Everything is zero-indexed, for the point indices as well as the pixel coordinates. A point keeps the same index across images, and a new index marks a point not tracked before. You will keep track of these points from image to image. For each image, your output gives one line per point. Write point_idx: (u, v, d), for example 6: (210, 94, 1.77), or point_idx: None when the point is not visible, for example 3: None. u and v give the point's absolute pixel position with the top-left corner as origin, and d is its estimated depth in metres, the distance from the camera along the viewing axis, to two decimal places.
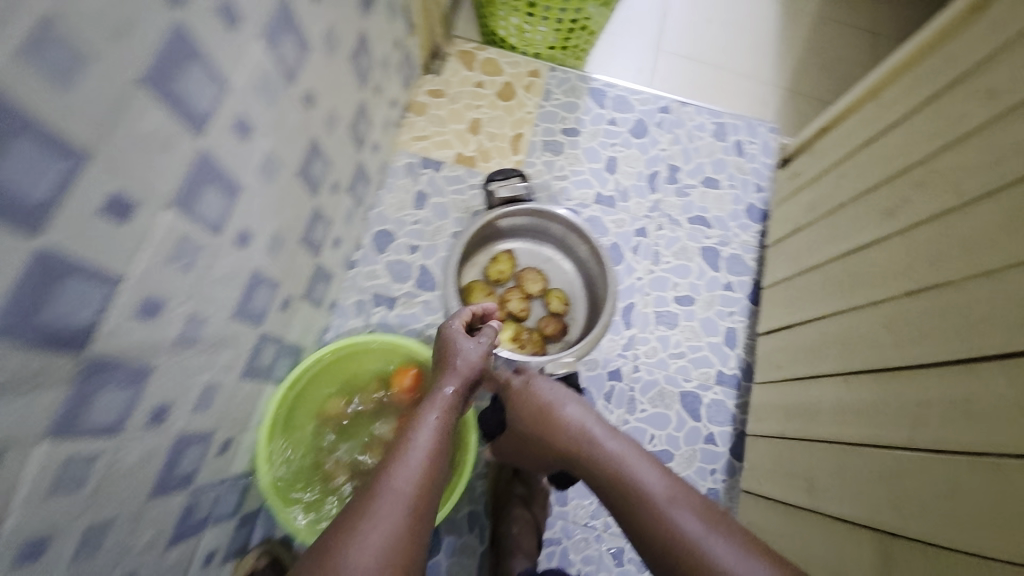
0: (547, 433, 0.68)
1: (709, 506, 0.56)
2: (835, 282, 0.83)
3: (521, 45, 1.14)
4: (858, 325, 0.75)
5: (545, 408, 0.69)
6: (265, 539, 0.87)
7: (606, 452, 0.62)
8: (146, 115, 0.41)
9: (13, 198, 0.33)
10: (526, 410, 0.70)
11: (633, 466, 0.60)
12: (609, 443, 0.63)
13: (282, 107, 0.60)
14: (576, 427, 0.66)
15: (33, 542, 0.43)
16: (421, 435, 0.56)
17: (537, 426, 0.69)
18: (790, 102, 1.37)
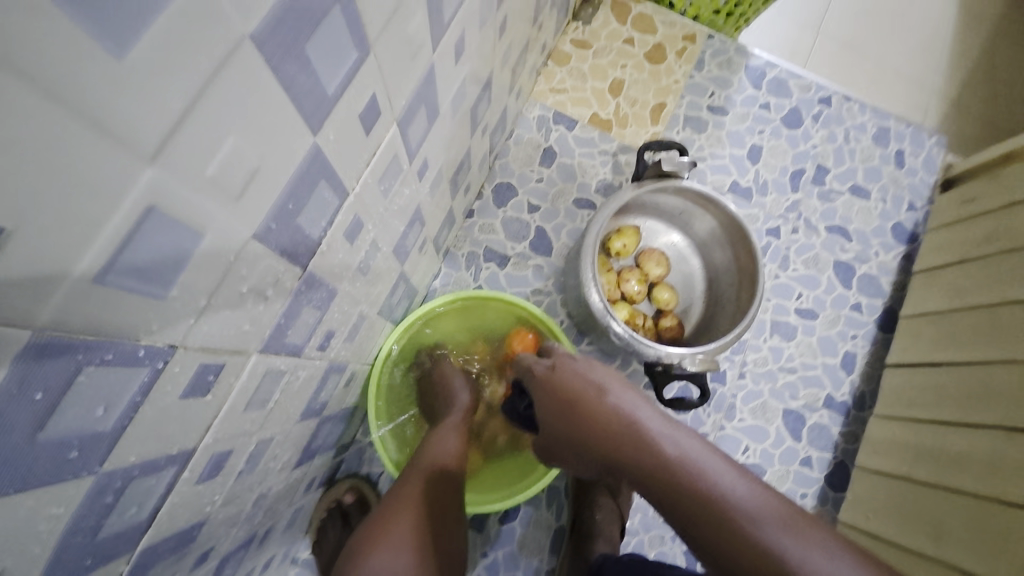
0: (577, 425, 0.51)
1: (798, 513, 0.39)
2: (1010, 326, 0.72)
3: (682, 5, 1.02)
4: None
5: (580, 393, 0.52)
6: (351, 472, 0.83)
7: (657, 447, 0.45)
8: (415, 14, 0.35)
9: (315, 87, 0.28)
10: (551, 398, 0.54)
11: (698, 463, 0.43)
12: (659, 433, 0.46)
13: (485, 32, 0.54)
14: (620, 414, 0.49)
15: (219, 458, 0.38)
16: None
17: (568, 415, 0.52)
18: (952, 117, 1.23)
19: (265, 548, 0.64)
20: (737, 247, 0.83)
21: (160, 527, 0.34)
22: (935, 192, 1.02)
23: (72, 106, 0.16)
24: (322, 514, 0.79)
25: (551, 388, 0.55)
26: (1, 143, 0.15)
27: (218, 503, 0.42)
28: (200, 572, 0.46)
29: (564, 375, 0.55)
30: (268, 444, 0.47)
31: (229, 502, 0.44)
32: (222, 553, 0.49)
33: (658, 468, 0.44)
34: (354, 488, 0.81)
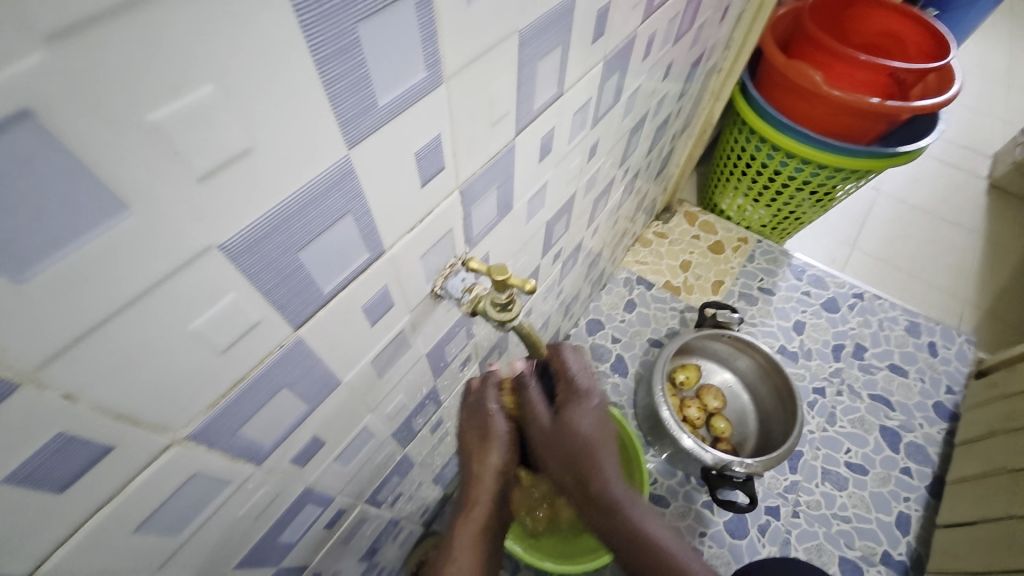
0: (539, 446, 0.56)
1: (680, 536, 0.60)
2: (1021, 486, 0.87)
3: (738, 218, 1.42)
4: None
5: (585, 451, 0.55)
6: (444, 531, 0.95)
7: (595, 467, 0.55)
8: (584, 214, 0.74)
9: (550, 238, 0.64)
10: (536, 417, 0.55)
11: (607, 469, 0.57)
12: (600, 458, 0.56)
13: (605, 222, 0.94)
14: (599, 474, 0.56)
15: (439, 420, 0.65)
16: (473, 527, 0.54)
17: (570, 467, 0.56)
18: (990, 321, 1.42)
19: (392, 550, 0.82)
20: (774, 385, 1.06)
21: (414, 445, 0.61)
22: (970, 379, 1.18)
23: (514, 243, 0.53)
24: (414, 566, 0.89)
25: (549, 441, 0.54)
26: (502, 255, 0.51)
27: (420, 458, 0.67)
28: (386, 516, 0.68)
29: (569, 427, 0.54)
30: (445, 437, 0.73)
31: (421, 465, 0.69)
32: (394, 512, 0.71)
33: (619, 527, 0.57)
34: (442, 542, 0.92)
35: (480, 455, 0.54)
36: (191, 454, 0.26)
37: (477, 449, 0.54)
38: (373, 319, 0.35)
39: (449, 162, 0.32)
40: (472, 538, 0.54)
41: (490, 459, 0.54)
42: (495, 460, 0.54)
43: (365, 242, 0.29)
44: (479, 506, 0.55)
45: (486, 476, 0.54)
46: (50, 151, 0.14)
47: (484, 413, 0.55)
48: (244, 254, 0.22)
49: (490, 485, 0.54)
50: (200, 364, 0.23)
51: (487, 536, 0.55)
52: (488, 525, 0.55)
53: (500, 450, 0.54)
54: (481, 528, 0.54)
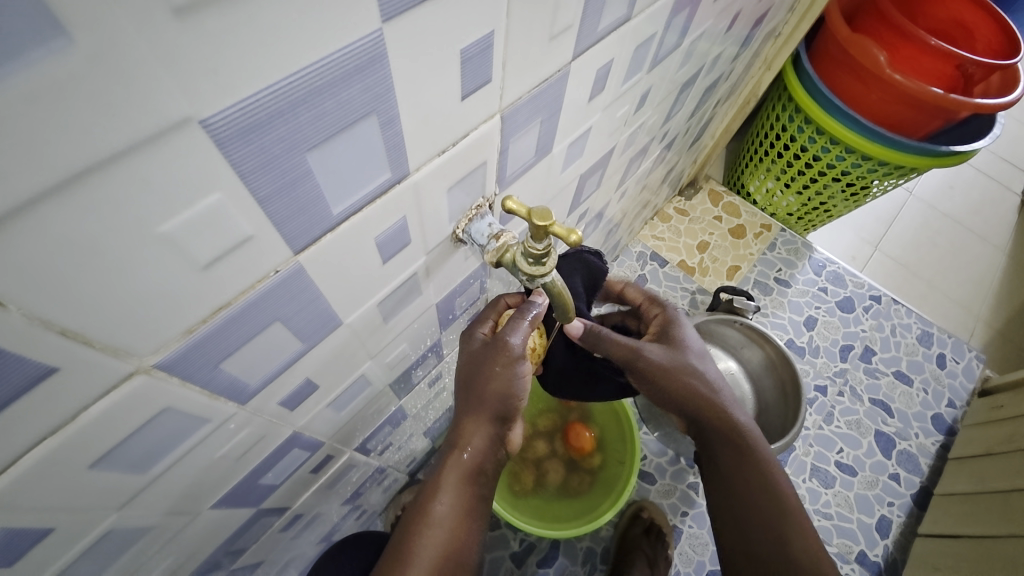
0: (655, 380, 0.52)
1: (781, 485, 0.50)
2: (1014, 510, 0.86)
3: (764, 203, 1.33)
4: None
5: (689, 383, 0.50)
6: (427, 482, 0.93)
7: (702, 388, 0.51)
8: (615, 175, 0.68)
9: (578, 195, 0.58)
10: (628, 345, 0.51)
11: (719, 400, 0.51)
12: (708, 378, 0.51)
13: (631, 190, 0.87)
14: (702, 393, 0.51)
15: (436, 377, 0.61)
16: (450, 482, 0.43)
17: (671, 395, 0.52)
18: (1001, 341, 1.39)
19: (374, 497, 0.81)
20: (778, 380, 1.04)
21: (409, 398, 0.58)
22: (974, 396, 1.15)
23: (544, 194, 0.47)
24: (396, 514, 0.89)
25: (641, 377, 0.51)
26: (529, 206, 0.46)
27: (414, 411, 0.64)
28: (372, 464, 0.66)
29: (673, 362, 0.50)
30: (441, 392, 0.69)
31: (413, 418, 0.66)
32: (381, 462, 0.69)
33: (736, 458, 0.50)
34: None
35: (478, 391, 0.44)
36: (159, 386, 0.22)
37: (472, 387, 0.44)
38: (386, 256, 0.30)
39: (496, 75, 0.26)
40: (461, 481, 0.43)
41: (483, 401, 0.44)
42: (493, 404, 0.44)
43: (387, 158, 0.23)
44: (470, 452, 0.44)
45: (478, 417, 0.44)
46: None
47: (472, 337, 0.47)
48: (235, 140, 0.16)
49: (485, 429, 0.44)
50: (173, 279, 0.18)
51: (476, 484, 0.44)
52: (481, 472, 0.45)
53: (500, 396, 0.43)
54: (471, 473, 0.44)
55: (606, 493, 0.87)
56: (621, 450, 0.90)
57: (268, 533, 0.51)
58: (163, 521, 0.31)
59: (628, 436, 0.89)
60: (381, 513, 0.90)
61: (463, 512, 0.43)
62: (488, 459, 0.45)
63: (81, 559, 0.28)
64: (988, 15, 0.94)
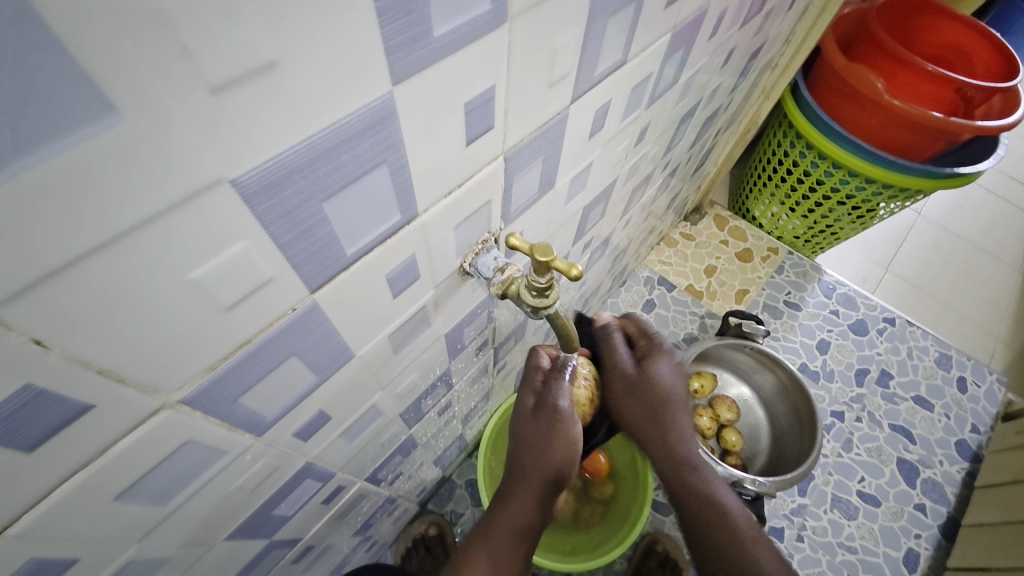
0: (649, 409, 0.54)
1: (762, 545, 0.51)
2: None
3: (770, 227, 1.34)
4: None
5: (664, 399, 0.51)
6: (438, 512, 0.92)
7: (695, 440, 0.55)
8: (618, 204, 0.69)
9: (582, 227, 0.60)
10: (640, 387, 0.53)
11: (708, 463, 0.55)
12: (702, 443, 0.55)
13: (635, 218, 0.89)
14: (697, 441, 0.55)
15: (444, 406, 0.61)
16: (500, 526, 0.48)
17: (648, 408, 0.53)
18: (1023, 362, 1.35)
19: (383, 529, 0.80)
20: (793, 405, 1.02)
21: (418, 427, 0.58)
22: (998, 421, 1.12)
23: (548, 225, 0.48)
24: (406, 545, 0.88)
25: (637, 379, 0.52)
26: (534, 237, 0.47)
27: (424, 440, 0.64)
28: (382, 496, 0.66)
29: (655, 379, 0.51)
30: (450, 421, 0.70)
31: (423, 447, 0.66)
32: (391, 492, 0.68)
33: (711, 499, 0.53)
34: (437, 523, 0.89)
35: (534, 452, 0.47)
36: (182, 420, 0.23)
37: (524, 449, 0.48)
38: (395, 291, 0.31)
39: (498, 121, 0.28)
40: (507, 537, 0.48)
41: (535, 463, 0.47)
42: (544, 464, 0.47)
43: (398, 202, 0.25)
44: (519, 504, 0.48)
45: (534, 479, 0.47)
46: (34, 31, 0.11)
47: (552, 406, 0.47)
48: (260, 194, 0.18)
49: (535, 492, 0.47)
50: (200, 321, 0.20)
51: (520, 538, 0.48)
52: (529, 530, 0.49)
53: (552, 457, 0.46)
54: (519, 529, 0.48)
55: (619, 524, 0.86)
56: (635, 481, 0.88)
57: (278, 566, 0.51)
58: (178, 554, 0.32)
59: (642, 467, 0.87)
60: (391, 546, 0.89)
61: (499, 571, 0.47)
62: (533, 517, 0.48)
63: None
64: (985, 37, 0.96)
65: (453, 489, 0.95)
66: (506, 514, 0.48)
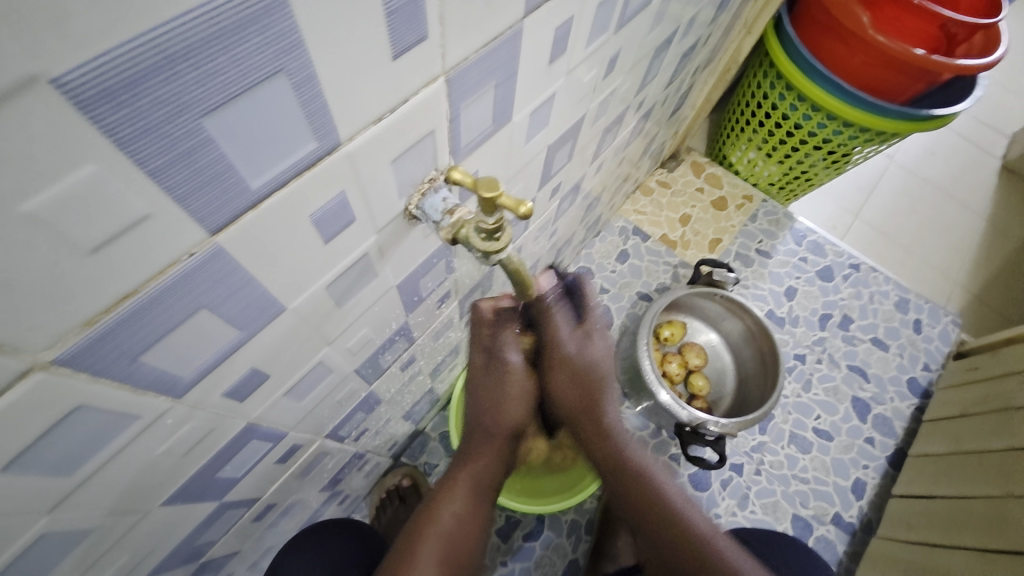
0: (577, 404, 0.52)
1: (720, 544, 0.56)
2: (989, 471, 0.88)
3: (745, 173, 1.32)
4: (1005, 513, 0.80)
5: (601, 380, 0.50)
6: (411, 463, 0.93)
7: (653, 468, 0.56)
8: (588, 146, 0.65)
9: (547, 170, 0.56)
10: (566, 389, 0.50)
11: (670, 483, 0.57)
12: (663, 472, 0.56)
13: (607, 164, 0.85)
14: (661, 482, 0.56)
15: (407, 360, 0.59)
16: (462, 483, 0.49)
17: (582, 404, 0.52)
18: (975, 305, 1.41)
19: (355, 481, 0.80)
20: (758, 349, 1.05)
21: (380, 382, 0.56)
22: (948, 359, 1.17)
23: (509, 166, 0.45)
24: (381, 496, 0.89)
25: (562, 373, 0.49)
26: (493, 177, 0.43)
27: (388, 396, 0.62)
28: (348, 451, 0.65)
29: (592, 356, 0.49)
30: (417, 376, 0.68)
31: (389, 402, 0.65)
32: (358, 447, 0.68)
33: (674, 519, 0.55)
34: (410, 473, 0.90)
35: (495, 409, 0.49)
36: (65, 383, 0.20)
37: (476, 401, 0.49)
38: (327, 234, 0.28)
39: (434, 31, 0.24)
40: (471, 486, 0.49)
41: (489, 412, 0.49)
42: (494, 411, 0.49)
43: (311, 125, 0.21)
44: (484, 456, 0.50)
45: (495, 432, 0.50)
46: None
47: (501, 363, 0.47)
48: (101, 101, 0.14)
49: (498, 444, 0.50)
50: (54, 266, 0.16)
51: (484, 487, 0.50)
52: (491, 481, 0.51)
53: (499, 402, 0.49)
54: (483, 478, 0.50)
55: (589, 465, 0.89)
56: None
57: (239, 524, 0.50)
58: (106, 523, 0.30)
59: None
60: (366, 496, 0.90)
61: (467, 522, 0.48)
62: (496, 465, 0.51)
63: (14, 566, 0.26)
64: None
65: (426, 441, 0.96)
66: (472, 467, 0.50)
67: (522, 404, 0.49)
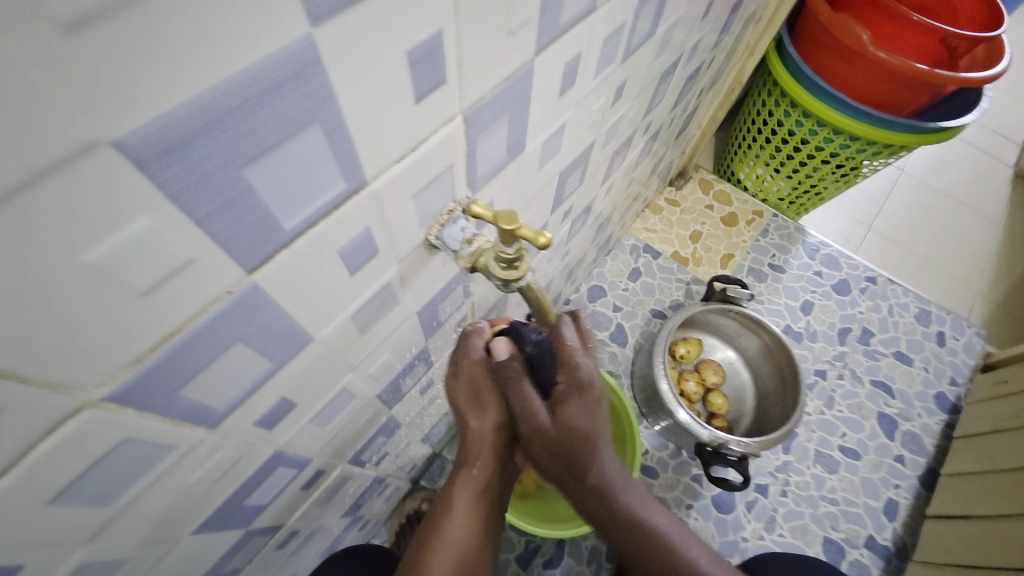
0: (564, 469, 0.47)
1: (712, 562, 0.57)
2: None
3: (755, 189, 1.32)
4: None
5: (586, 445, 0.45)
6: (429, 487, 0.93)
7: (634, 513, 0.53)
8: (598, 169, 0.67)
9: (558, 195, 0.58)
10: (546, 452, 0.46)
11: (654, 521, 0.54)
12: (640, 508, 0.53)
13: (617, 185, 0.86)
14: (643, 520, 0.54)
15: (426, 384, 0.60)
16: (462, 491, 0.47)
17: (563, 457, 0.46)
18: (999, 315, 1.38)
19: (375, 507, 0.80)
20: (777, 365, 1.03)
21: (399, 407, 0.57)
22: (976, 372, 1.14)
23: (522, 193, 0.46)
24: (400, 521, 0.88)
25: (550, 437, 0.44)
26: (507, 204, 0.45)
27: (407, 420, 0.63)
28: (368, 476, 0.65)
29: (570, 424, 0.43)
30: (434, 399, 0.68)
31: (407, 427, 0.65)
32: (378, 472, 0.68)
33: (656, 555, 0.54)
34: (429, 498, 0.90)
35: (477, 412, 0.45)
36: (111, 418, 0.21)
37: (468, 408, 0.45)
38: (353, 267, 0.29)
39: (452, 75, 0.25)
40: (472, 493, 0.47)
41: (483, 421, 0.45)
42: (493, 418, 0.45)
43: (341, 168, 0.23)
44: (480, 463, 0.46)
45: (485, 437, 0.45)
46: None
47: (472, 369, 0.43)
48: (157, 158, 0.16)
49: (492, 447, 0.46)
50: (108, 308, 0.18)
51: (486, 494, 0.47)
52: (490, 487, 0.48)
53: (497, 409, 0.44)
54: (482, 485, 0.47)
55: None
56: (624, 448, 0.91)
57: (262, 553, 0.51)
58: (138, 553, 0.31)
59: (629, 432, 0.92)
60: (385, 522, 0.89)
61: (472, 528, 0.47)
62: (495, 470, 0.47)
63: None
64: None
65: (443, 465, 0.95)
66: (468, 475, 0.47)
67: (501, 403, 0.44)
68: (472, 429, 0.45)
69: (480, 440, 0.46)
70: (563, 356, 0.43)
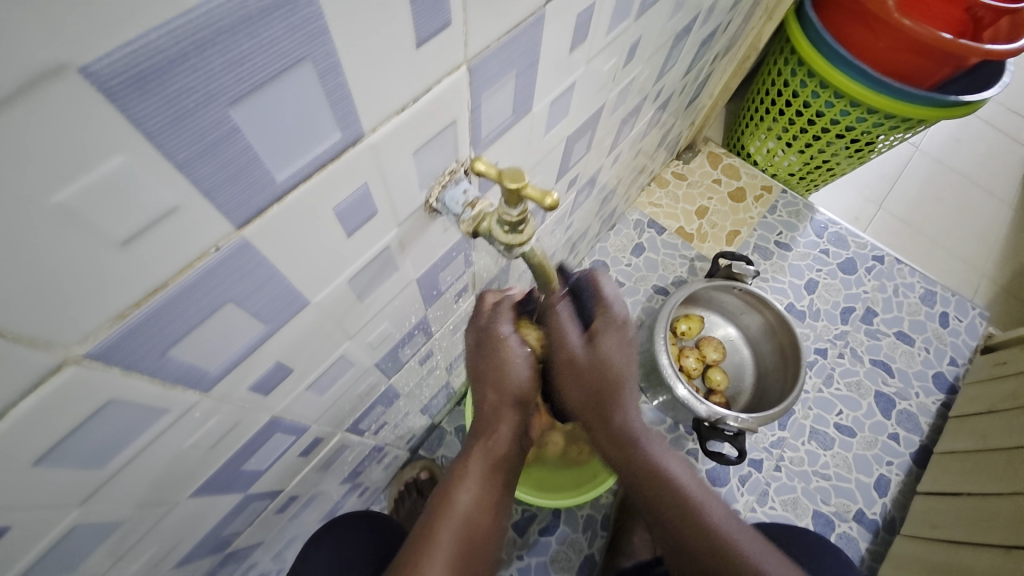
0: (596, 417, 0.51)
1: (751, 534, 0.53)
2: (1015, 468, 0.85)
3: (764, 164, 1.29)
4: None
5: (614, 381, 0.48)
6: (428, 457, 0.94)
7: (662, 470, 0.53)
8: (605, 137, 0.64)
9: (565, 162, 0.55)
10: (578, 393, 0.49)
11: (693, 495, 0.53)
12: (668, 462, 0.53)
13: (624, 156, 0.84)
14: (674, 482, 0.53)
15: (426, 354, 0.59)
16: (473, 468, 0.46)
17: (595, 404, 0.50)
18: (1003, 297, 1.37)
19: (375, 474, 0.81)
20: (778, 343, 1.02)
21: (398, 376, 0.56)
22: (976, 354, 1.14)
23: (527, 158, 0.44)
24: (399, 488, 0.90)
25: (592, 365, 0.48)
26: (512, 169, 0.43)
27: (406, 390, 0.63)
28: (368, 444, 0.65)
29: (603, 356, 0.47)
30: (434, 370, 0.68)
31: (407, 397, 0.65)
32: (377, 441, 0.68)
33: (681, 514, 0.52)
34: (428, 466, 0.91)
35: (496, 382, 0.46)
36: (96, 377, 0.20)
37: (487, 379, 0.46)
38: (350, 228, 0.28)
39: (457, 17, 0.23)
40: (487, 468, 0.46)
41: (507, 391, 0.46)
42: (512, 392, 0.46)
43: (336, 116, 0.21)
44: (496, 437, 0.47)
45: (504, 409, 0.46)
46: None
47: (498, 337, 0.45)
48: (127, 91, 0.14)
49: (509, 418, 0.46)
50: (85, 260, 0.16)
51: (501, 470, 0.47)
52: (505, 464, 0.47)
53: (518, 380, 0.46)
54: (496, 460, 0.46)
55: None
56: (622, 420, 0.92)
57: (262, 516, 0.51)
58: (135, 515, 0.30)
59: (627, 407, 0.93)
60: (385, 489, 0.91)
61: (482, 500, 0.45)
62: (511, 445, 0.47)
63: (48, 557, 0.27)
64: None
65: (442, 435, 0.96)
66: (483, 450, 0.46)
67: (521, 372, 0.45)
68: (489, 402, 0.47)
69: (496, 416, 0.47)
70: (596, 297, 0.48)
